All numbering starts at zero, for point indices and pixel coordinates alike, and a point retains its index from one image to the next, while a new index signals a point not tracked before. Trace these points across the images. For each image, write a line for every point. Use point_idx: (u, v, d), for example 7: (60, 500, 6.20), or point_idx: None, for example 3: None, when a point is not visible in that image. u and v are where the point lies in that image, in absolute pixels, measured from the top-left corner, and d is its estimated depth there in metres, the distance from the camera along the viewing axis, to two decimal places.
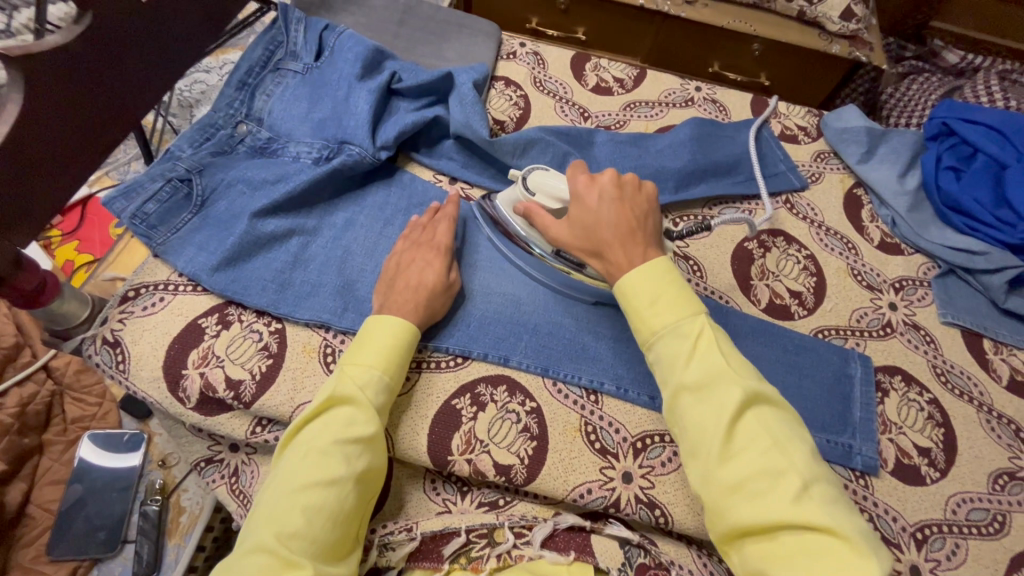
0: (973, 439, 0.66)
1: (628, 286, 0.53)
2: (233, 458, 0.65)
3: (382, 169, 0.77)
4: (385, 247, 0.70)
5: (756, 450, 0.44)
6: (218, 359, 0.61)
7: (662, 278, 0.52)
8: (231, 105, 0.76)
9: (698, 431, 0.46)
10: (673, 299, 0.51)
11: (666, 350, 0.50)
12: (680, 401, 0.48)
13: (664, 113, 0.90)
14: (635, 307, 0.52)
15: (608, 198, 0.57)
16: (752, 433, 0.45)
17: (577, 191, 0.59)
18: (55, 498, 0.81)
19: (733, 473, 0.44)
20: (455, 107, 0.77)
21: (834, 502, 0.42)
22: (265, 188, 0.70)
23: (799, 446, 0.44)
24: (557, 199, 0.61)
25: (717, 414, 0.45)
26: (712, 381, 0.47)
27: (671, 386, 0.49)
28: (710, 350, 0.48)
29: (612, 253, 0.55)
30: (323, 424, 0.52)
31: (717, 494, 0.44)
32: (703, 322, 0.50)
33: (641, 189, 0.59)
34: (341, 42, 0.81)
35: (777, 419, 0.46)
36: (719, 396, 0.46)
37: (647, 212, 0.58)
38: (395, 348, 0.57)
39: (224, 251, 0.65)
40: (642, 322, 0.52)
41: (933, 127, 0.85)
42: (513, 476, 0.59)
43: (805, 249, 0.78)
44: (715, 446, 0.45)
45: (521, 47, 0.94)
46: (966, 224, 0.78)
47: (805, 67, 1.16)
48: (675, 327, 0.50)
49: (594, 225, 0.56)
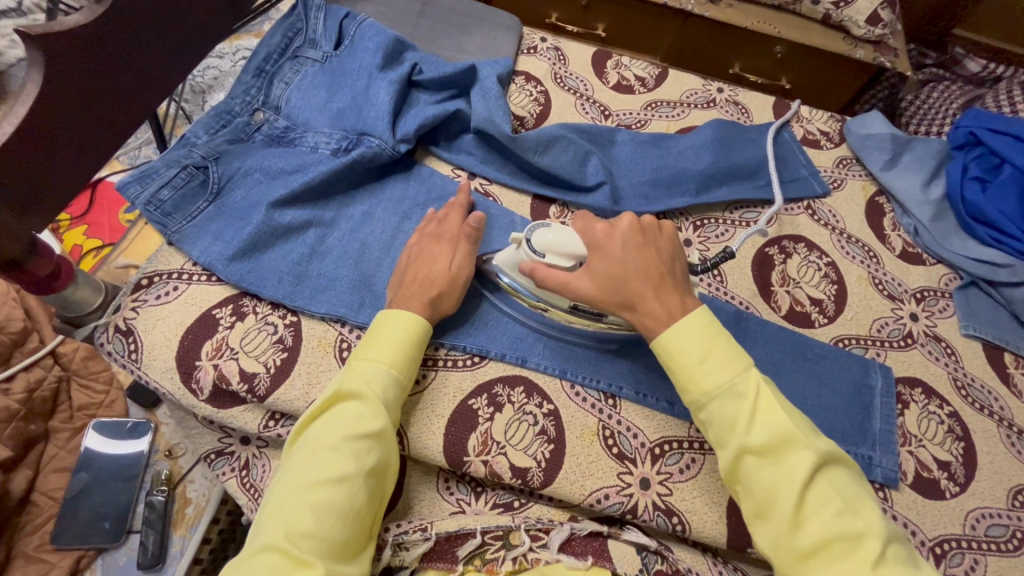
0: (993, 454, 0.65)
1: (673, 345, 0.51)
2: (244, 452, 0.64)
3: (400, 162, 0.76)
4: (402, 242, 0.69)
5: (827, 513, 0.44)
6: (232, 351, 0.60)
7: (709, 331, 0.51)
8: (248, 92, 0.75)
9: (769, 495, 0.45)
10: (723, 354, 0.50)
11: (721, 412, 0.48)
12: (744, 463, 0.47)
13: (685, 113, 0.89)
14: (685, 366, 0.50)
15: (631, 244, 0.56)
16: (823, 495, 0.44)
17: (592, 240, 0.56)
18: (60, 486, 0.81)
19: (808, 537, 0.43)
20: (477, 101, 0.76)
21: (908, 561, 0.42)
22: (282, 178, 0.68)
23: (868, 504, 0.45)
24: (570, 256, 0.56)
25: (787, 480, 0.45)
26: (777, 445, 0.46)
27: (731, 448, 0.47)
28: (771, 409, 0.47)
29: (647, 305, 0.53)
30: (331, 420, 0.51)
31: (793, 559, 0.44)
32: (757, 377, 0.49)
33: (662, 231, 0.58)
34: (362, 31, 0.79)
35: (842, 475, 0.46)
36: (786, 461, 0.45)
37: (670, 259, 0.57)
38: (403, 343, 0.56)
39: (240, 241, 0.64)
40: (692, 382, 0.49)
41: (960, 137, 0.84)
42: (529, 479, 0.58)
43: (827, 256, 0.77)
44: (786, 513, 0.44)
45: (542, 42, 0.93)
46: (990, 236, 0.77)
47: (826, 71, 1.15)
48: (730, 385, 0.48)
49: (621, 276, 0.54)
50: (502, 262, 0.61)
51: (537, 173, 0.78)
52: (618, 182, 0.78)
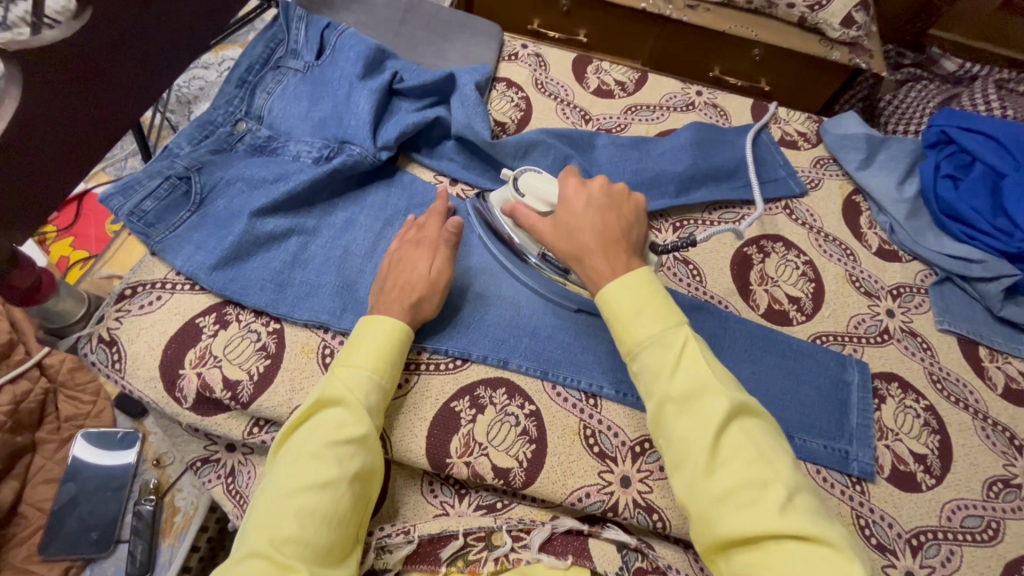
0: (968, 446, 0.67)
1: (609, 297, 0.53)
2: (230, 458, 0.64)
3: (382, 169, 0.77)
4: (384, 248, 0.70)
5: (740, 461, 0.44)
6: (216, 358, 0.61)
7: (645, 289, 0.52)
8: (230, 103, 0.76)
9: (685, 445, 0.46)
10: (656, 309, 0.51)
11: (649, 360, 0.50)
12: (666, 411, 0.48)
13: (665, 116, 0.90)
14: (619, 318, 0.52)
15: (596, 203, 0.59)
16: (736, 444, 0.45)
17: (566, 193, 0.60)
18: (47, 497, 0.81)
19: (720, 484, 0.44)
20: (457, 108, 0.77)
21: (814, 511, 0.42)
22: (265, 187, 0.69)
23: (782, 458, 0.45)
24: (545, 202, 0.62)
25: (704, 426, 0.46)
26: (697, 394, 0.47)
27: (655, 397, 0.49)
28: (695, 360, 0.49)
29: (592, 258, 0.55)
30: (314, 426, 0.52)
31: (703, 505, 0.44)
32: (687, 332, 0.51)
33: (630, 199, 0.61)
34: (343, 41, 0.80)
35: (760, 430, 0.47)
36: (705, 408, 0.46)
37: (631, 224, 0.59)
38: (386, 349, 0.56)
39: (223, 250, 0.64)
40: (625, 332, 0.51)
41: (932, 135, 0.85)
42: (511, 479, 0.59)
43: (804, 254, 0.78)
44: (701, 461, 0.45)
45: (522, 49, 0.94)
46: (963, 232, 0.78)
47: (805, 73, 1.17)
48: (659, 337, 0.50)
49: (576, 227, 0.57)
50: (494, 201, 0.68)
51: None
52: None
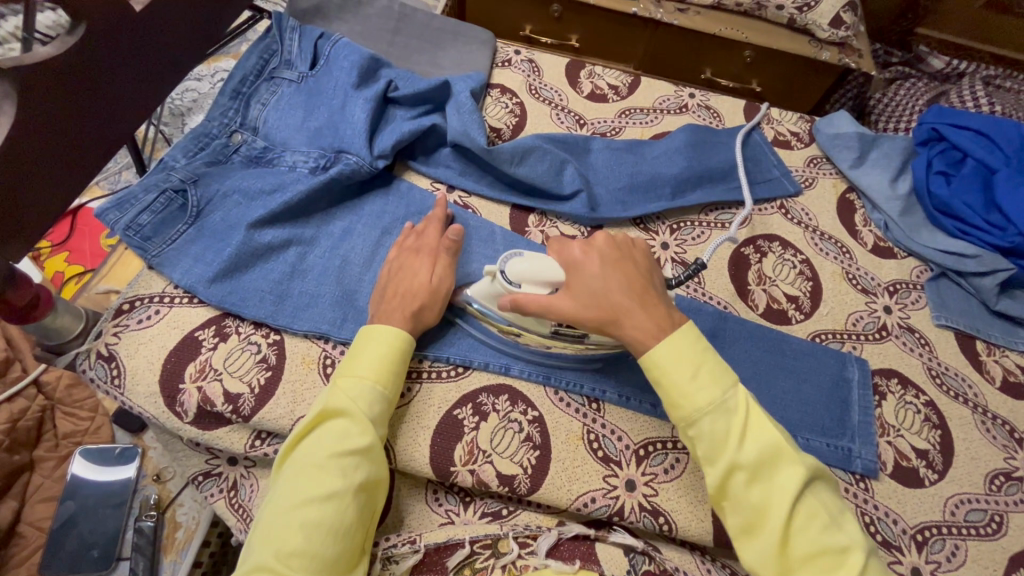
0: (969, 440, 0.67)
1: (663, 360, 0.50)
2: (231, 472, 0.64)
3: (379, 178, 0.77)
4: (382, 257, 0.70)
5: (815, 528, 0.45)
6: (216, 372, 0.61)
7: (696, 348, 0.51)
8: (225, 114, 0.76)
9: (758, 512, 0.46)
10: (710, 371, 0.50)
11: (713, 428, 0.48)
12: (734, 479, 0.47)
13: (659, 119, 0.91)
14: (674, 382, 0.50)
15: (608, 261, 0.56)
16: (810, 511, 0.46)
17: (569, 260, 0.56)
18: (46, 516, 0.80)
19: (798, 551, 0.45)
20: (452, 115, 0.77)
21: (880, 568, 0.45)
22: (262, 199, 0.69)
23: (848, 517, 0.47)
24: (547, 279, 0.55)
25: (777, 495, 0.46)
26: (768, 461, 0.47)
27: (721, 465, 0.47)
28: (761, 425, 0.48)
29: (632, 318, 0.52)
30: (318, 438, 0.52)
31: (779, 573, 0.45)
32: (744, 393, 0.50)
33: (635, 248, 0.59)
34: (336, 51, 0.81)
35: (825, 489, 0.48)
36: (777, 475, 0.47)
37: (646, 273, 0.57)
38: (388, 359, 0.56)
39: (220, 263, 0.64)
40: (684, 400, 0.49)
41: (923, 132, 0.86)
42: (516, 486, 0.59)
43: (801, 253, 0.79)
44: (776, 529, 0.45)
45: (515, 55, 0.95)
46: (956, 227, 0.79)
47: (795, 74, 1.18)
48: (719, 402, 0.49)
49: (601, 292, 0.54)
50: (479, 294, 0.61)
51: (515, 184, 0.79)
52: (595, 189, 0.80)
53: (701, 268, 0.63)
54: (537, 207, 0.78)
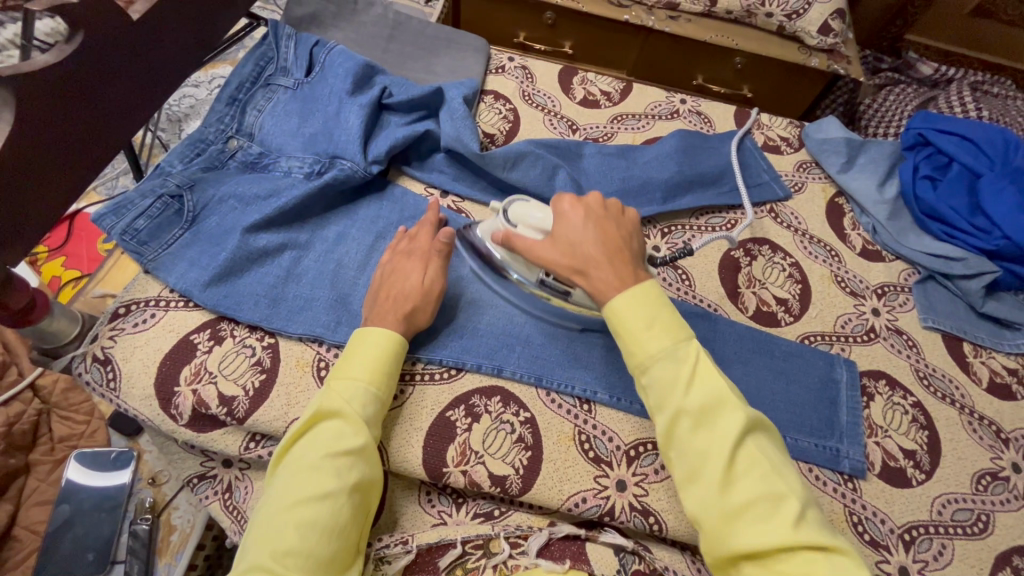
0: (956, 440, 0.68)
1: (620, 310, 0.52)
2: (226, 474, 0.64)
3: (373, 183, 0.78)
4: (376, 261, 0.71)
5: (755, 475, 0.45)
6: (210, 375, 0.61)
7: (652, 299, 0.53)
8: (221, 121, 0.77)
9: (700, 458, 0.46)
10: (665, 323, 0.52)
11: (662, 374, 0.49)
12: (680, 425, 0.48)
13: (650, 125, 0.92)
14: (629, 330, 0.52)
15: (594, 218, 0.58)
16: (750, 458, 0.46)
17: (560, 210, 0.59)
18: (41, 519, 0.81)
19: (735, 497, 0.45)
20: (445, 121, 0.78)
21: (823, 523, 0.44)
22: (257, 204, 0.70)
23: (790, 469, 0.47)
24: (539, 229, 0.60)
25: (720, 439, 0.46)
26: (713, 407, 0.48)
27: (668, 410, 0.48)
28: (709, 375, 0.49)
29: (599, 271, 0.55)
30: (312, 439, 0.52)
31: (717, 518, 0.45)
32: (696, 346, 0.51)
33: (625, 214, 0.61)
34: (332, 58, 0.82)
35: (770, 444, 0.48)
36: (721, 421, 0.47)
37: (627, 238, 0.59)
38: (381, 360, 0.57)
39: (216, 267, 0.65)
40: (637, 346, 0.51)
41: (910, 138, 0.87)
42: (507, 487, 0.59)
43: (790, 257, 0.80)
44: (716, 475, 0.45)
45: (509, 62, 0.96)
46: (943, 231, 0.80)
47: (786, 80, 1.19)
48: (670, 350, 0.50)
49: (580, 241, 0.57)
50: (483, 229, 0.67)
51: (508, 189, 0.80)
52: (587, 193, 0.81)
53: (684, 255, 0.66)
54: None
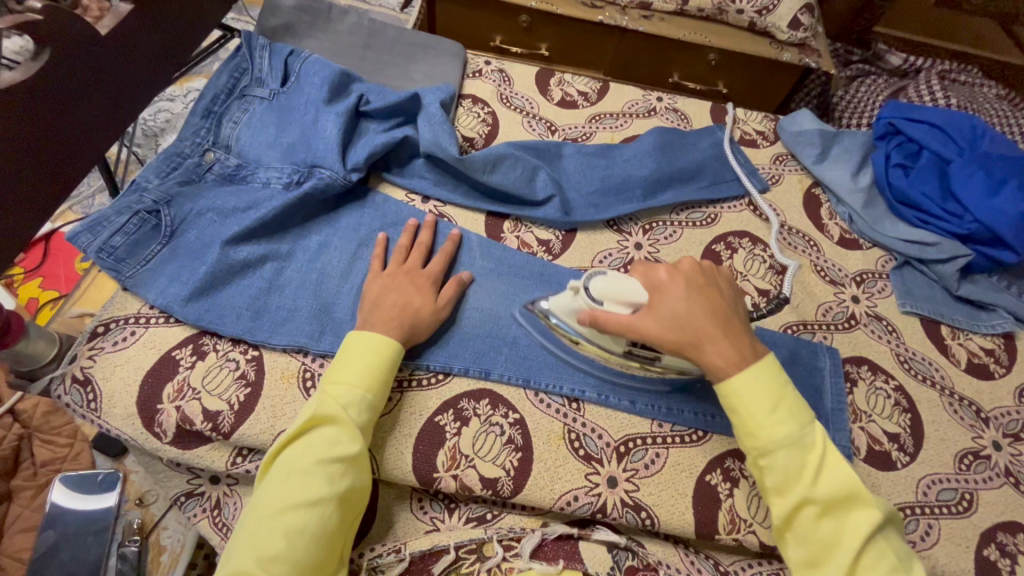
0: (938, 422, 0.69)
1: (741, 391, 0.54)
2: (214, 491, 0.63)
3: (353, 191, 0.78)
4: (361, 268, 0.71)
5: (882, 569, 0.48)
6: (194, 391, 0.60)
7: (774, 380, 0.54)
8: (197, 133, 0.77)
9: (829, 545, 0.50)
10: (790, 408, 0.53)
11: (786, 463, 0.51)
12: (804, 511, 0.51)
13: (628, 123, 0.93)
14: (752, 413, 0.53)
15: (695, 286, 0.58)
16: (878, 554, 0.49)
17: (654, 283, 0.58)
18: (25, 547, 0.79)
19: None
20: (423, 127, 0.78)
21: None
22: (236, 216, 0.70)
23: (915, 563, 0.50)
24: (626, 300, 0.57)
25: (849, 531, 0.49)
26: (841, 500, 0.50)
27: (793, 497, 0.51)
28: (838, 466, 0.51)
29: (715, 346, 0.55)
30: (305, 445, 0.52)
31: None
32: (821, 432, 0.53)
33: (720, 272, 0.62)
34: (306, 67, 0.81)
35: (895, 537, 0.51)
36: (852, 516, 0.50)
37: (733, 305, 0.60)
38: (376, 366, 0.57)
39: (196, 281, 0.64)
40: (758, 433, 0.53)
41: (881, 127, 0.89)
42: (499, 489, 0.59)
43: (770, 248, 0.80)
44: (842, 563, 0.48)
45: (486, 66, 0.96)
46: (916, 218, 0.82)
47: (759, 75, 1.21)
48: (796, 437, 0.52)
49: (686, 314, 0.56)
50: (557, 308, 0.62)
51: (489, 191, 0.80)
52: (568, 193, 0.81)
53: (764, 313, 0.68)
54: (511, 213, 0.79)
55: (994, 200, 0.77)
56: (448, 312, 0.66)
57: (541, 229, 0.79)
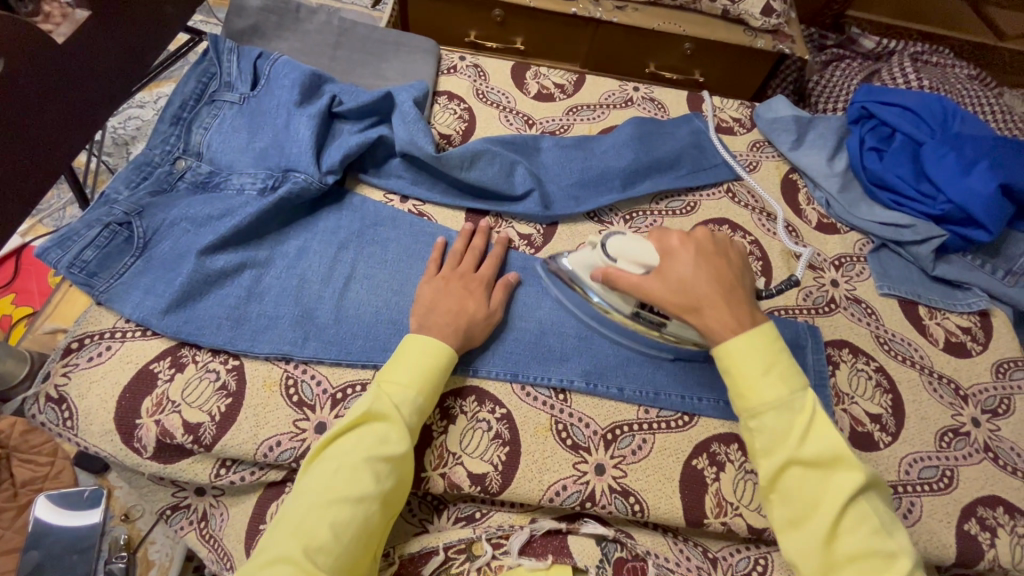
0: (918, 401, 0.70)
1: (736, 354, 0.53)
2: (199, 503, 0.62)
3: (330, 194, 0.77)
4: (341, 272, 0.70)
5: (864, 530, 0.47)
6: (174, 404, 0.60)
7: (768, 344, 0.53)
8: (167, 141, 0.75)
9: (811, 505, 0.49)
10: (782, 371, 0.52)
11: (774, 423, 0.50)
12: (789, 473, 0.50)
13: (605, 114, 0.93)
14: (745, 374, 0.52)
15: (705, 253, 0.58)
16: (862, 513, 0.48)
17: (664, 247, 0.59)
18: (8, 569, 0.77)
19: (842, 548, 0.47)
20: (398, 125, 0.77)
21: None
22: (211, 225, 0.68)
23: (899, 529, 0.48)
24: (641, 263, 0.59)
25: (832, 492, 0.48)
26: (829, 462, 0.49)
27: (779, 457, 0.50)
28: (826, 428, 0.50)
29: (717, 311, 0.55)
30: (356, 439, 0.52)
31: (819, 566, 0.47)
32: (812, 397, 0.51)
33: (732, 244, 0.62)
34: (276, 69, 0.80)
35: (883, 502, 0.50)
36: (834, 478, 0.49)
37: (740, 274, 0.59)
38: (432, 368, 0.57)
39: (172, 293, 0.63)
40: (751, 393, 0.51)
41: (854, 111, 0.90)
42: (488, 485, 0.59)
43: (749, 235, 0.81)
44: (824, 524, 0.47)
45: (460, 61, 0.96)
46: (891, 200, 0.83)
47: (735, 62, 1.21)
48: (787, 400, 0.51)
49: (692, 281, 0.56)
50: (575, 263, 0.66)
51: (468, 188, 0.79)
52: (547, 188, 0.81)
53: (795, 281, 0.68)
54: (491, 210, 0.79)
55: (966, 180, 0.77)
56: (499, 315, 0.67)
57: (521, 223, 0.79)
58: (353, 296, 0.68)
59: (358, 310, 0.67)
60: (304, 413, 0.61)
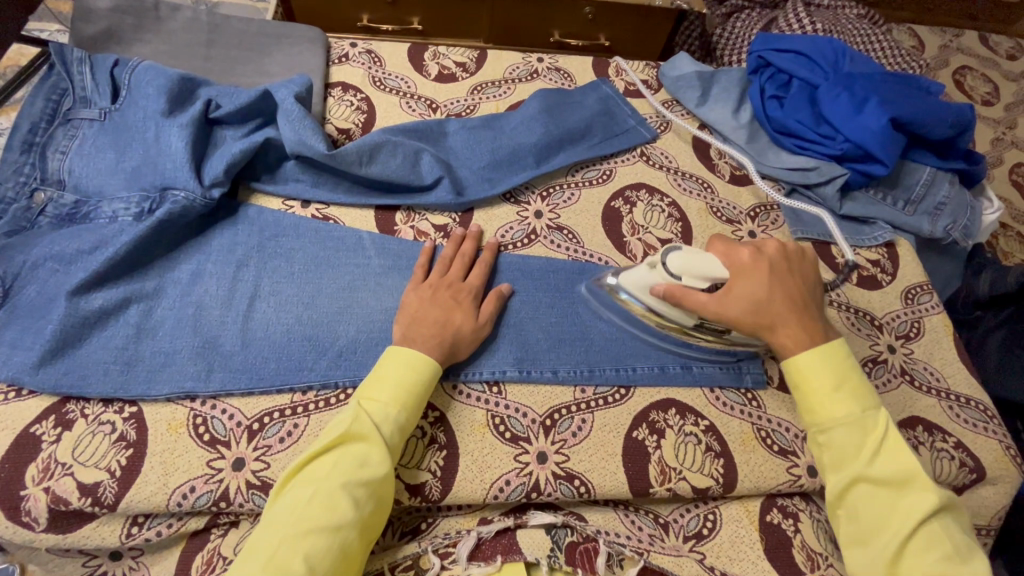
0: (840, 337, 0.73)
1: (807, 370, 0.56)
2: (116, 569, 0.56)
3: (221, 208, 0.70)
4: (242, 294, 0.64)
5: (932, 556, 0.47)
6: (65, 467, 0.53)
7: (843, 366, 0.55)
8: (19, 172, 0.66)
9: (877, 525, 0.50)
10: (854, 390, 0.54)
11: (843, 440, 0.52)
12: (859, 487, 0.51)
13: (512, 89, 0.89)
14: (815, 392, 0.55)
15: (779, 268, 0.60)
16: (931, 539, 0.48)
17: (738, 265, 0.60)
18: None
19: (908, 572, 0.48)
20: (283, 126, 0.71)
21: None
22: (82, 261, 0.61)
23: (977, 556, 0.47)
24: (707, 277, 0.60)
25: (900, 513, 0.49)
26: (899, 483, 0.50)
27: (848, 474, 0.52)
28: (897, 449, 0.51)
29: (789, 327, 0.57)
30: (333, 463, 0.50)
31: None
32: (885, 417, 0.53)
33: (804, 257, 0.63)
34: (138, 77, 0.71)
35: (957, 528, 0.49)
36: (905, 499, 0.50)
37: (812, 288, 0.61)
38: (412, 382, 0.55)
39: (44, 343, 0.56)
40: (819, 407, 0.54)
41: (753, 62, 0.91)
42: (428, 493, 0.57)
43: (667, 197, 0.81)
44: (892, 544, 0.48)
45: (352, 48, 0.89)
46: (796, 145, 0.85)
47: (638, 23, 1.20)
48: (859, 417, 0.53)
49: (763, 299, 0.58)
50: (629, 282, 0.64)
51: (374, 184, 0.75)
52: (458, 174, 0.78)
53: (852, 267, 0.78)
54: (402, 204, 0.74)
55: (859, 119, 0.80)
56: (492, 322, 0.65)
57: (436, 215, 0.75)
58: (260, 316, 0.63)
59: (267, 332, 0.62)
60: (218, 451, 0.56)
